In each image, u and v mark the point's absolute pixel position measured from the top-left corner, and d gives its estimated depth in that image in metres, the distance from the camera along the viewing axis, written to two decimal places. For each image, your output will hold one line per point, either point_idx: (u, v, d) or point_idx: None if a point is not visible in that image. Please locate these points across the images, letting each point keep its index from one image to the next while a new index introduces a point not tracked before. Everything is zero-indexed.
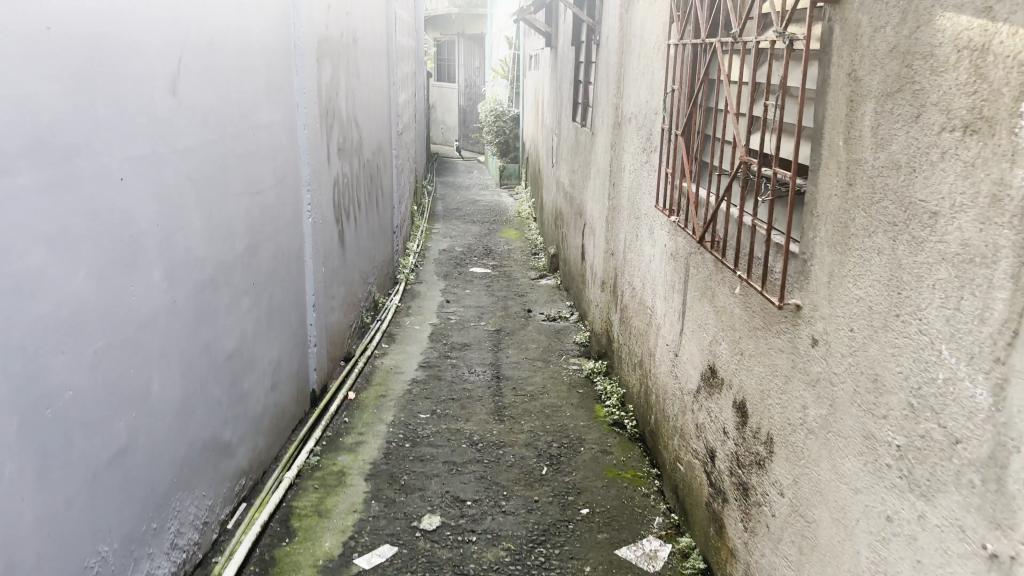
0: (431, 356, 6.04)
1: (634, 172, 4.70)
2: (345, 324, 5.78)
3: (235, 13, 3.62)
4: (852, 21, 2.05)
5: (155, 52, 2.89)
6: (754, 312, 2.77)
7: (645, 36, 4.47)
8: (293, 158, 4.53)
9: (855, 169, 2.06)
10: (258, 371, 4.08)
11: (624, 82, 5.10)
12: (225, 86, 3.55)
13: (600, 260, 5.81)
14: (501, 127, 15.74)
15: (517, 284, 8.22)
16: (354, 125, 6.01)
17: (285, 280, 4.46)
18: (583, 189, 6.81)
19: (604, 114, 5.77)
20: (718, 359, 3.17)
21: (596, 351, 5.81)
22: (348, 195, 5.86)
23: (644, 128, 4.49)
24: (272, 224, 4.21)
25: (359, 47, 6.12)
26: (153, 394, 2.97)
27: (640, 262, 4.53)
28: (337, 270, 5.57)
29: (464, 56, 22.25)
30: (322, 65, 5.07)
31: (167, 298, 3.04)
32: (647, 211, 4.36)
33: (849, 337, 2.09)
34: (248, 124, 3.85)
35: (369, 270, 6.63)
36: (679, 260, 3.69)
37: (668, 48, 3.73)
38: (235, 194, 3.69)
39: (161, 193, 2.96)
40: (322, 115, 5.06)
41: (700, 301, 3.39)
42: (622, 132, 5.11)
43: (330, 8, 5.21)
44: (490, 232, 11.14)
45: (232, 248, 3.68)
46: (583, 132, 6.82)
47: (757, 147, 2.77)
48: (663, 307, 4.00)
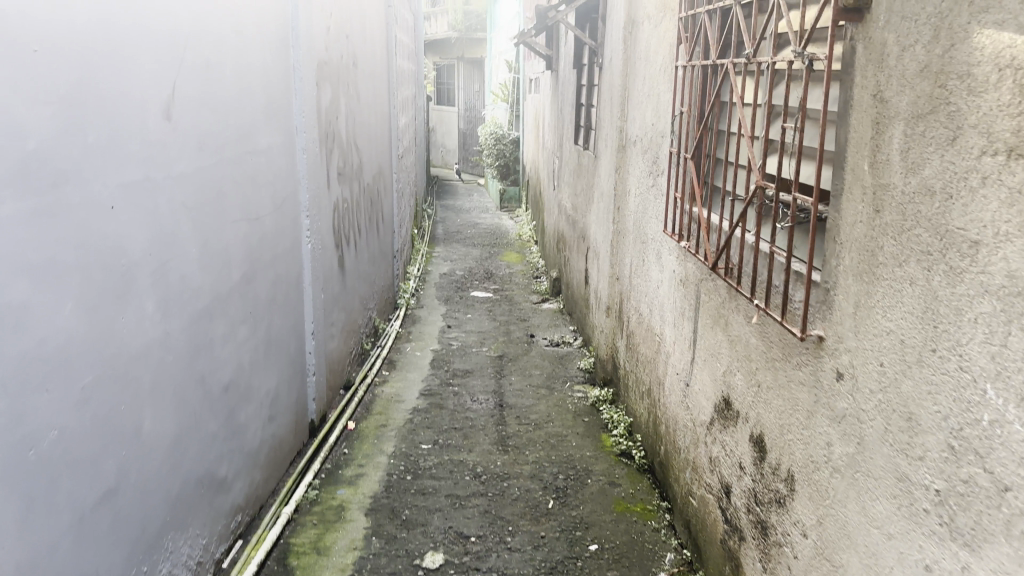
0: (433, 384, 5.91)
1: (640, 195, 4.61)
2: (344, 352, 5.66)
3: (233, 36, 3.54)
4: (877, 40, 1.95)
5: (149, 75, 2.80)
6: (772, 342, 2.66)
7: (651, 57, 4.39)
8: (292, 183, 4.44)
9: (882, 195, 1.95)
10: (256, 403, 3.96)
11: (628, 105, 5.02)
12: (222, 110, 3.46)
13: (604, 285, 5.70)
14: (501, 149, 15.70)
15: (519, 309, 8.10)
16: (354, 149, 5.93)
17: (283, 308, 4.34)
18: (585, 212, 6.72)
19: (608, 137, 5.69)
20: (733, 390, 3.06)
21: (601, 378, 5.69)
22: (348, 219, 5.76)
23: (650, 150, 4.40)
24: (270, 251, 4.11)
25: (359, 71, 6.05)
26: (145, 430, 2.85)
27: (647, 287, 4.43)
28: (336, 296, 5.46)
29: (463, 79, 22.30)
30: (321, 88, 5.00)
31: (160, 329, 2.93)
32: (654, 235, 4.26)
33: (878, 372, 1.98)
34: (246, 149, 3.76)
35: (370, 295, 6.52)
36: (690, 286, 3.57)
37: (676, 70, 3.65)
38: (232, 221, 3.59)
39: (154, 221, 2.86)
40: (321, 139, 4.97)
41: (712, 330, 3.28)
42: (627, 154, 5.02)
43: (330, 31, 5.14)
44: (491, 255, 11.05)
45: (229, 276, 3.57)
46: (586, 155, 6.74)
47: (773, 172, 2.67)
48: (672, 335, 3.89)
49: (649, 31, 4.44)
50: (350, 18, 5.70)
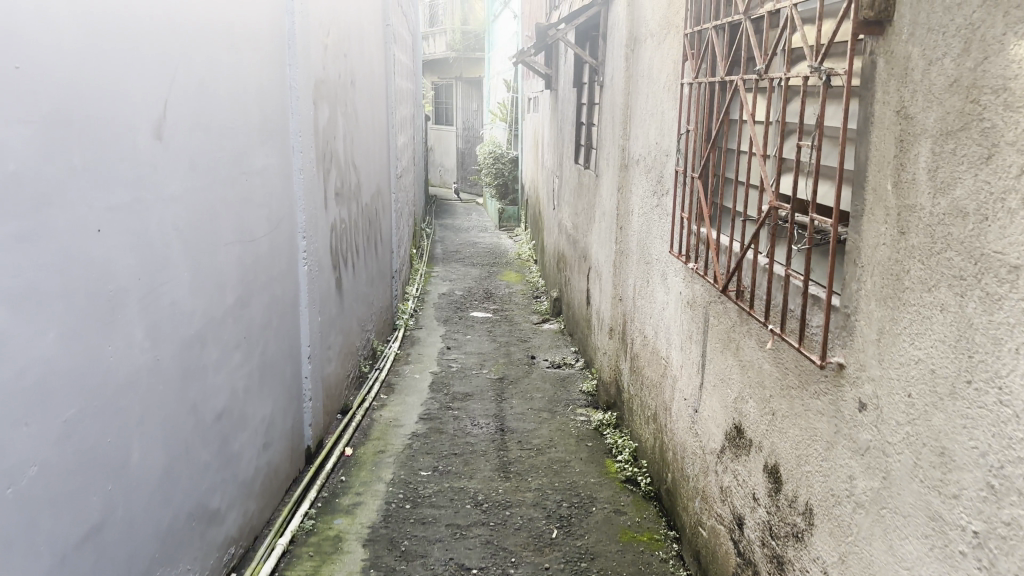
0: (432, 407, 5.78)
1: (644, 215, 4.51)
2: (342, 375, 5.54)
3: (227, 54, 3.46)
4: (901, 54, 1.86)
5: (139, 94, 2.71)
6: (787, 368, 2.55)
7: (654, 75, 4.31)
8: (288, 204, 4.34)
9: (908, 216, 1.85)
10: (250, 430, 3.84)
11: (630, 124, 4.94)
12: (216, 129, 3.37)
13: (607, 305, 5.60)
14: (500, 169, 15.66)
15: (519, 329, 7.99)
16: (352, 168, 5.85)
17: (278, 331, 4.23)
18: (586, 232, 6.63)
19: (609, 156, 5.61)
20: (745, 418, 2.94)
21: (604, 401, 5.57)
22: (346, 239, 5.66)
23: (654, 169, 4.31)
24: (265, 273, 4.00)
25: (357, 90, 5.98)
26: (133, 463, 2.73)
27: (652, 309, 4.32)
28: (334, 318, 5.35)
29: (462, 99, 22.32)
30: (318, 108, 4.92)
31: (150, 357, 2.82)
32: (659, 256, 4.16)
33: (905, 403, 1.87)
34: (241, 170, 3.66)
35: (367, 316, 6.41)
36: (697, 309, 3.47)
37: (681, 87, 3.56)
38: (226, 243, 3.49)
39: (144, 244, 2.76)
40: (318, 158, 4.88)
41: (722, 354, 3.17)
42: (630, 173, 4.94)
43: (327, 49, 5.07)
44: (490, 275, 10.95)
45: (222, 300, 3.46)
46: (587, 174, 6.67)
47: (786, 192, 2.57)
48: (679, 359, 3.78)
49: (652, 48, 4.36)
50: (348, 37, 5.63)
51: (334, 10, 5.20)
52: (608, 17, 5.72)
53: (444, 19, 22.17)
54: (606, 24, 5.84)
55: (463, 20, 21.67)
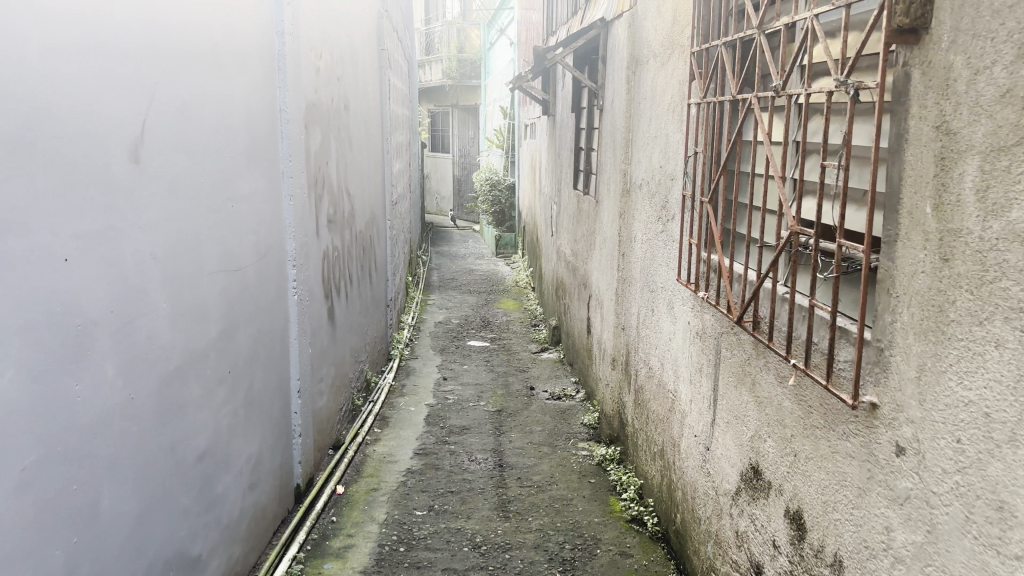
0: (427, 442, 5.56)
1: (648, 242, 4.34)
2: (334, 409, 5.33)
3: (213, 75, 3.30)
4: (941, 64, 1.70)
5: (114, 115, 2.54)
6: (811, 407, 2.36)
7: (657, 97, 4.17)
8: (277, 231, 4.16)
9: (952, 241, 1.68)
10: (235, 470, 3.63)
11: (632, 148, 4.79)
12: (200, 153, 3.20)
13: (608, 335, 5.42)
14: (497, 196, 15.57)
15: (517, 359, 7.79)
16: (346, 195, 5.68)
17: (266, 364, 4.04)
18: (586, 259, 6.47)
19: (609, 182, 5.48)
20: (763, 458, 2.74)
21: (607, 435, 5.35)
22: (339, 268, 5.48)
23: (657, 194, 4.16)
24: (253, 303, 3.81)
25: (351, 115, 5.83)
26: (103, 510, 2.52)
27: (658, 340, 4.13)
28: (325, 349, 5.14)
29: (458, 127, 22.30)
30: (310, 132, 4.76)
31: (124, 395, 2.62)
32: (664, 284, 3.99)
33: (953, 450, 1.67)
34: (227, 195, 3.49)
35: (361, 347, 6.21)
36: (707, 340, 3.29)
37: (688, 109, 3.41)
38: (210, 273, 3.31)
39: (118, 274, 2.57)
40: (310, 184, 4.72)
41: (736, 389, 2.98)
42: (632, 199, 4.79)
43: (320, 73, 4.93)
44: (488, 303, 10.77)
45: (206, 333, 3.27)
46: (586, 199, 6.52)
47: (807, 217, 2.40)
48: (688, 393, 3.58)
49: (656, 70, 4.22)
50: (341, 60, 5.49)
51: (326, 32, 5.06)
52: (608, 40, 5.60)
53: (440, 47, 22.22)
54: (605, 47, 5.71)
55: (458, 49, 21.71)
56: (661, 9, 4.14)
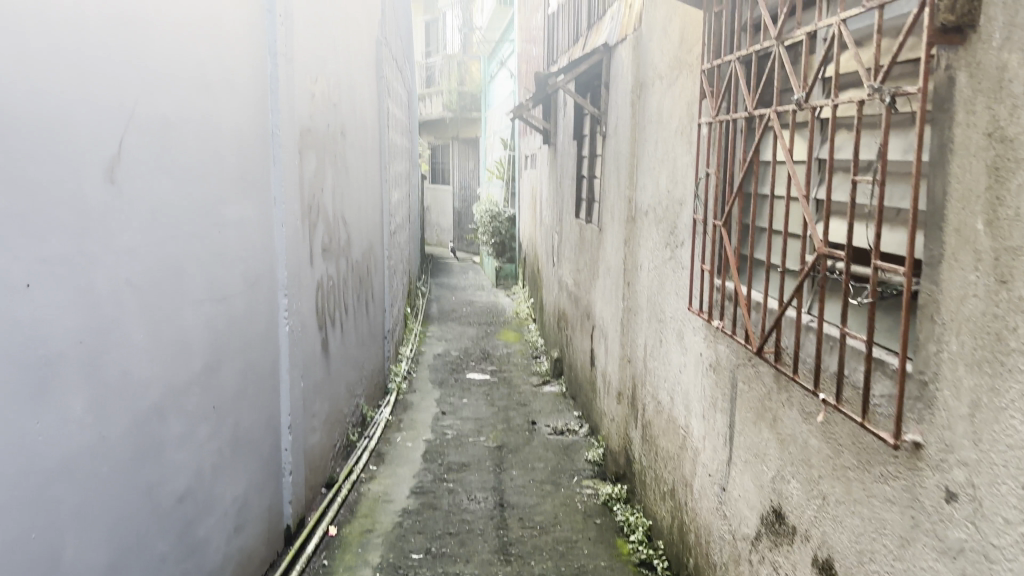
0: (425, 480, 5.33)
1: (655, 270, 4.16)
2: (328, 445, 5.10)
3: (199, 95, 3.15)
4: (991, 65, 1.54)
5: (88, 133, 2.37)
6: (842, 446, 2.15)
7: (664, 120, 4.02)
8: (267, 259, 3.98)
9: (1010, 261, 1.49)
10: (219, 513, 3.40)
11: (637, 174, 4.63)
12: (184, 176, 3.03)
13: (613, 367, 5.21)
14: (497, 227, 15.45)
15: (518, 392, 7.56)
16: (342, 223, 5.51)
17: (255, 399, 3.83)
18: (589, 289, 6.29)
19: (613, 209, 5.31)
20: (786, 500, 2.53)
21: (613, 472, 5.12)
22: (333, 298, 5.29)
23: (665, 220, 3.99)
24: (240, 334, 3.62)
25: (348, 141, 5.69)
26: (67, 561, 2.30)
27: (667, 372, 3.94)
28: (319, 383, 4.93)
29: (458, 159, 22.26)
30: (305, 157, 4.60)
31: (94, 434, 2.42)
32: (673, 313, 3.81)
33: (1018, 498, 1.47)
34: (214, 221, 3.31)
35: (357, 380, 6.00)
36: (723, 373, 3.09)
37: (698, 129, 3.24)
38: (193, 302, 3.12)
39: (89, 304, 2.39)
40: (303, 211, 4.54)
41: (756, 425, 2.78)
42: (637, 226, 4.62)
43: (315, 97, 4.78)
44: (488, 335, 10.57)
45: (188, 366, 3.07)
46: (589, 228, 6.35)
47: (835, 239, 2.21)
48: (702, 429, 3.37)
49: (662, 92, 4.08)
50: (338, 85, 5.37)
51: (323, 56, 4.94)
52: (611, 65, 5.48)
53: (440, 80, 22.29)
54: (608, 73, 5.60)
55: (459, 81, 21.77)
56: (667, 29, 4.01)
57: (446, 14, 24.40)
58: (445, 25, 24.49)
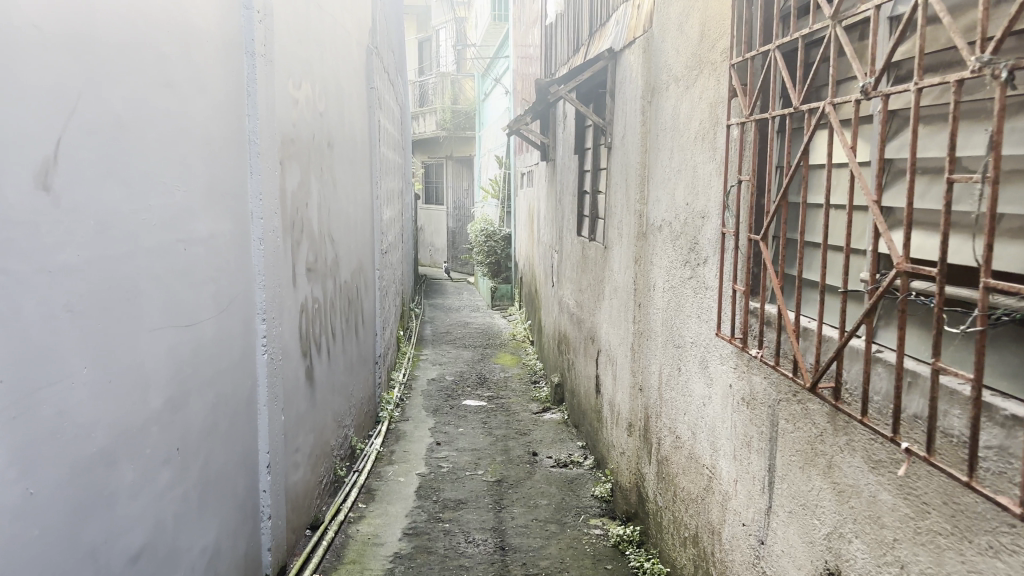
0: (418, 520, 4.90)
1: (672, 290, 3.79)
2: (312, 483, 4.67)
3: (160, 95, 2.78)
4: None
5: (17, 129, 1.99)
6: (929, 507, 1.74)
7: (682, 127, 3.67)
8: (243, 280, 3.58)
9: None
10: (185, 569, 2.97)
11: (649, 187, 4.27)
12: (141, 186, 2.65)
13: (621, 395, 4.83)
14: (492, 246, 15.11)
15: (517, 420, 7.15)
16: (329, 241, 5.13)
17: (229, 435, 3.41)
18: (593, 311, 5.92)
19: (620, 225, 4.96)
20: (845, 564, 2.12)
21: (623, 511, 4.70)
22: (319, 322, 4.88)
23: (683, 236, 3.62)
24: (210, 364, 3.21)
25: (335, 154, 5.32)
26: None
27: (688, 404, 3.55)
28: (303, 415, 4.51)
29: (452, 178, 21.96)
30: (287, 169, 4.23)
31: (19, 492, 2.00)
32: (695, 339, 3.43)
33: None
34: (178, 236, 2.92)
35: (346, 410, 5.58)
36: (763, 408, 2.70)
37: (727, 131, 2.88)
38: (152, 329, 2.71)
39: (14, 333, 1.98)
40: (285, 228, 4.16)
41: (804, 471, 2.38)
42: (649, 242, 4.25)
43: (298, 104, 4.42)
44: (484, 358, 10.16)
45: (146, 402, 2.66)
46: (592, 246, 6.01)
47: (926, 257, 1.83)
48: (733, 472, 2.97)
49: (680, 96, 3.73)
50: (324, 95, 5.01)
51: (306, 61, 4.58)
52: (617, 73, 5.15)
53: (433, 99, 22.02)
54: (613, 80, 5.25)
55: (452, 99, 21.52)
56: (684, 27, 3.66)
57: (440, 32, 24.20)
58: (440, 44, 24.30)
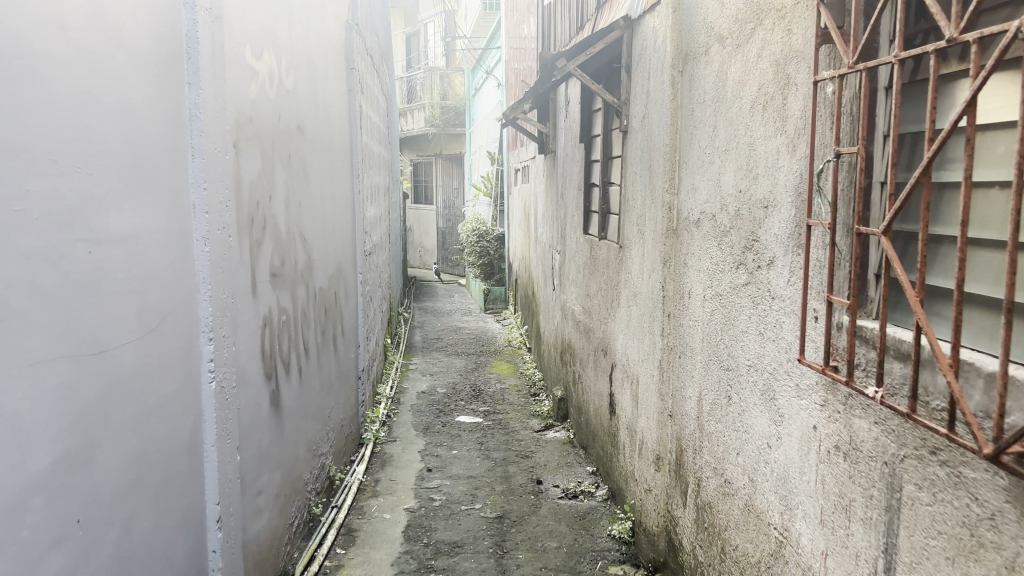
0: (406, 570, 4.15)
1: (718, 298, 3.08)
2: (279, 529, 3.92)
3: (47, 39, 2.03)
4: None
5: None
6: None
7: (734, 97, 2.96)
8: (182, 290, 2.82)
9: None
10: None
11: (683, 173, 3.56)
12: (14, 166, 1.89)
13: (644, 420, 4.11)
14: (485, 247, 14.40)
15: (517, 440, 6.41)
16: (300, 242, 4.38)
17: (162, 491, 2.64)
18: (604, 318, 5.21)
19: (640, 220, 4.25)
20: None
21: (648, 557, 3.98)
22: (288, 336, 4.13)
23: (735, 230, 2.92)
24: (132, 402, 2.44)
25: (307, 142, 4.56)
26: None
27: (745, 443, 2.84)
28: (266, 450, 3.76)
29: (442, 177, 21.24)
30: (245, 154, 3.48)
31: None
32: (756, 361, 2.72)
33: None
34: (79, 234, 2.16)
35: (321, 437, 4.83)
36: (873, 464, 1.98)
37: (814, 89, 2.15)
38: (33, 361, 1.94)
39: None
40: (242, 225, 3.41)
41: (956, 567, 1.65)
42: (683, 240, 3.54)
43: (259, 77, 3.67)
44: (478, 366, 9.43)
45: (25, 467, 1.90)
46: (602, 245, 5.30)
47: None
48: (820, 541, 2.25)
49: (730, 58, 3.02)
50: (293, 70, 4.26)
51: (268, 27, 3.83)
52: (635, 43, 4.43)
53: (422, 95, 21.30)
54: (631, 54, 4.53)
55: (441, 95, 20.78)
56: None
57: (428, 27, 23.48)
58: (428, 39, 23.55)
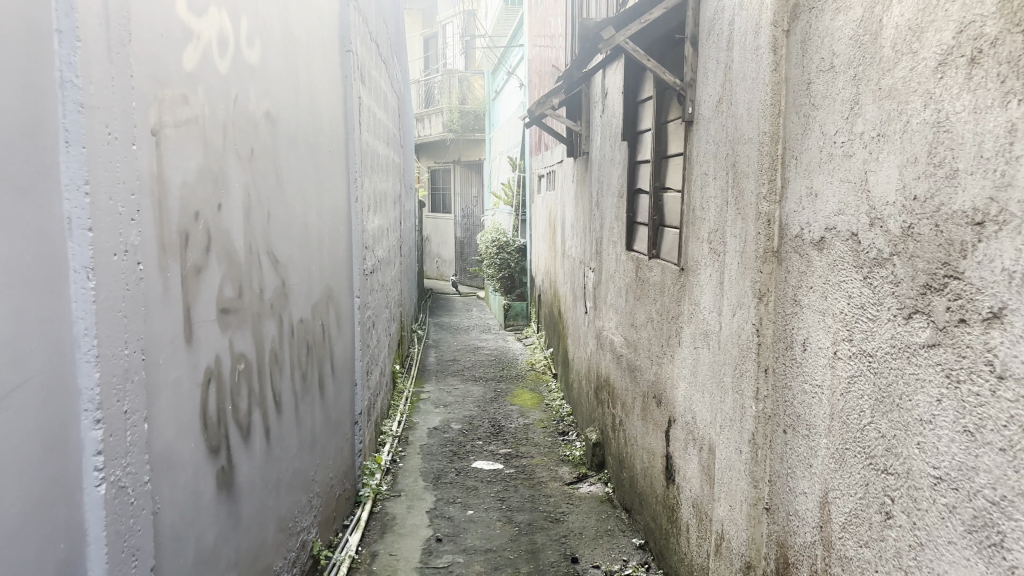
0: None
1: (867, 358, 2.05)
2: None
3: None
4: None
5: None
6: None
7: (898, 50, 1.92)
8: (42, 348, 1.80)
9: None
10: None
11: (792, 174, 2.53)
12: None
13: (723, 505, 3.07)
14: (506, 259, 13.42)
15: (546, 496, 5.36)
16: (269, 263, 3.38)
17: None
18: (656, 358, 4.19)
19: (715, 234, 3.21)
20: None
21: None
22: (249, 387, 3.14)
23: (904, 257, 1.88)
24: None
25: (282, 134, 3.57)
26: None
27: None
28: (212, 547, 2.76)
29: (461, 184, 20.28)
30: (175, 144, 2.49)
31: None
32: (954, 475, 1.68)
33: None
34: None
35: (302, 508, 3.83)
36: None
37: None
38: None
39: None
40: (167, 242, 2.42)
41: None
42: (793, 266, 2.51)
43: (200, 39, 2.67)
44: (497, 395, 8.40)
45: None
46: (653, 266, 4.27)
47: None
48: None
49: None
50: (259, 40, 3.27)
51: None
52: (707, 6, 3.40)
53: (439, 98, 20.33)
54: (699, 19, 3.50)
55: (460, 98, 19.82)
56: None
57: (449, 27, 22.51)
58: (448, 40, 22.58)
